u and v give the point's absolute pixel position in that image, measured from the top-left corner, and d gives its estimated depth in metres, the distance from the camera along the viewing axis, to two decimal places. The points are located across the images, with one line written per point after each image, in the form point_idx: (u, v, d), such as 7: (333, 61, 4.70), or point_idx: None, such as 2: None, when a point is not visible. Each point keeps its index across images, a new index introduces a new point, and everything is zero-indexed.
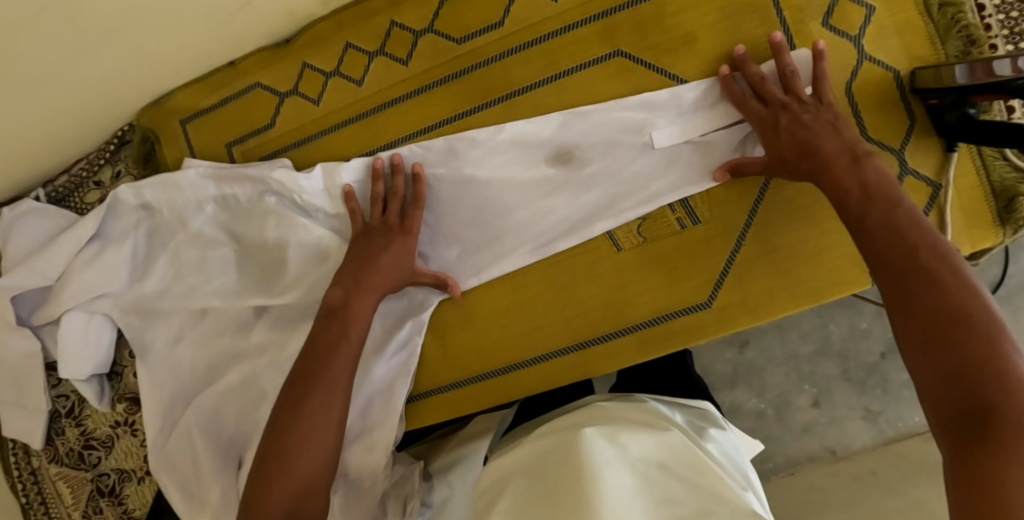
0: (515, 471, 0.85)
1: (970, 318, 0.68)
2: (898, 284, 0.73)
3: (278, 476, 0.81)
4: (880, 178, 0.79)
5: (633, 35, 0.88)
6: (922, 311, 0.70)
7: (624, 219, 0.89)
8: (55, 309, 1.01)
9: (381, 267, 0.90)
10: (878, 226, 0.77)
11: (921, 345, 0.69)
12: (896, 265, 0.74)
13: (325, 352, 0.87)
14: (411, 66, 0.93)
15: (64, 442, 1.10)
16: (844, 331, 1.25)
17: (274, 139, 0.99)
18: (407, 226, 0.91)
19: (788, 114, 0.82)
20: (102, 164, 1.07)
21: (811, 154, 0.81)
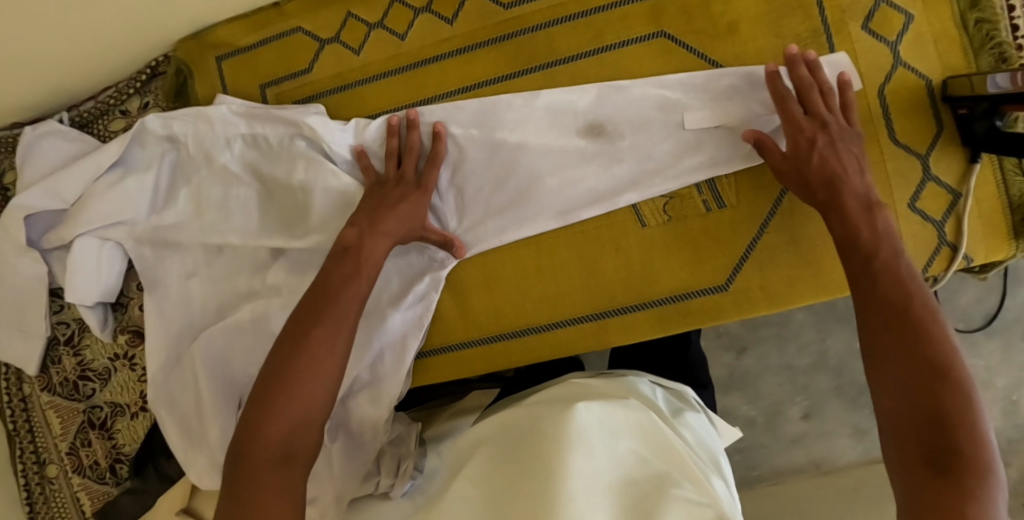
0: (481, 440, 0.83)
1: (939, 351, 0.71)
2: (876, 308, 0.76)
3: (277, 409, 0.77)
4: (877, 211, 0.81)
5: (679, 18, 0.90)
6: (897, 334, 0.73)
7: (651, 195, 0.90)
8: (66, 232, 1.00)
9: (400, 216, 0.89)
10: (878, 267, 0.78)
11: (894, 369, 0.72)
12: (881, 290, 0.76)
13: (333, 290, 0.84)
14: (455, 26, 0.94)
15: (59, 371, 1.09)
16: (841, 347, 1.26)
17: (312, 84, 0.99)
18: (424, 182, 0.91)
19: (827, 139, 0.83)
20: (131, 94, 1.07)
21: (834, 182, 0.81)
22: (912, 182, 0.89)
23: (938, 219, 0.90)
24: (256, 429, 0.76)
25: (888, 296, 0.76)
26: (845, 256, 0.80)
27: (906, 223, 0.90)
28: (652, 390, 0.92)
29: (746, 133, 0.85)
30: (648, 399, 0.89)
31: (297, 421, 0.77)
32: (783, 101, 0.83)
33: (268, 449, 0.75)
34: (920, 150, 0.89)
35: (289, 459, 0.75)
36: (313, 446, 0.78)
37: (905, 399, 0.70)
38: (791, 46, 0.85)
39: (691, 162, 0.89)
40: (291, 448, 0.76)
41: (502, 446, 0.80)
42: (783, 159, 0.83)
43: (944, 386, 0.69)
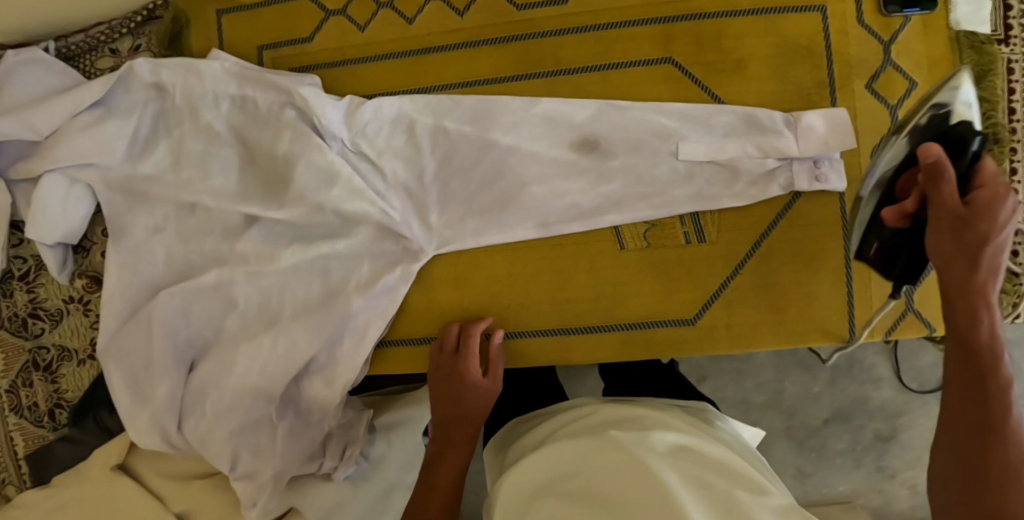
0: (535, 483, 0.75)
1: (1005, 436, 0.66)
2: (970, 390, 0.68)
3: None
4: (988, 275, 0.70)
5: (688, 47, 0.90)
6: (987, 429, 0.67)
7: (634, 220, 0.89)
8: (37, 167, 0.99)
9: (469, 417, 0.91)
10: (968, 364, 0.69)
11: (964, 474, 0.67)
12: (965, 372, 0.69)
13: (425, 496, 0.89)
14: (465, 18, 0.93)
15: (9, 306, 1.06)
16: (797, 390, 1.29)
17: (311, 54, 0.97)
18: (462, 365, 0.90)
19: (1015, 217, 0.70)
20: (123, 33, 1.04)
21: (998, 256, 0.70)
22: None
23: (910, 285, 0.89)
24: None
25: (993, 379, 0.68)
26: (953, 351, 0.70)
27: (877, 284, 0.89)
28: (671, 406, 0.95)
29: (927, 151, 0.70)
30: (687, 418, 0.90)
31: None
32: (939, 177, 0.69)
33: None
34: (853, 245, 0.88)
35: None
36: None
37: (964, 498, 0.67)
38: (936, 147, 0.70)
39: (678, 192, 0.88)
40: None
41: (567, 493, 0.71)
42: (956, 203, 0.69)
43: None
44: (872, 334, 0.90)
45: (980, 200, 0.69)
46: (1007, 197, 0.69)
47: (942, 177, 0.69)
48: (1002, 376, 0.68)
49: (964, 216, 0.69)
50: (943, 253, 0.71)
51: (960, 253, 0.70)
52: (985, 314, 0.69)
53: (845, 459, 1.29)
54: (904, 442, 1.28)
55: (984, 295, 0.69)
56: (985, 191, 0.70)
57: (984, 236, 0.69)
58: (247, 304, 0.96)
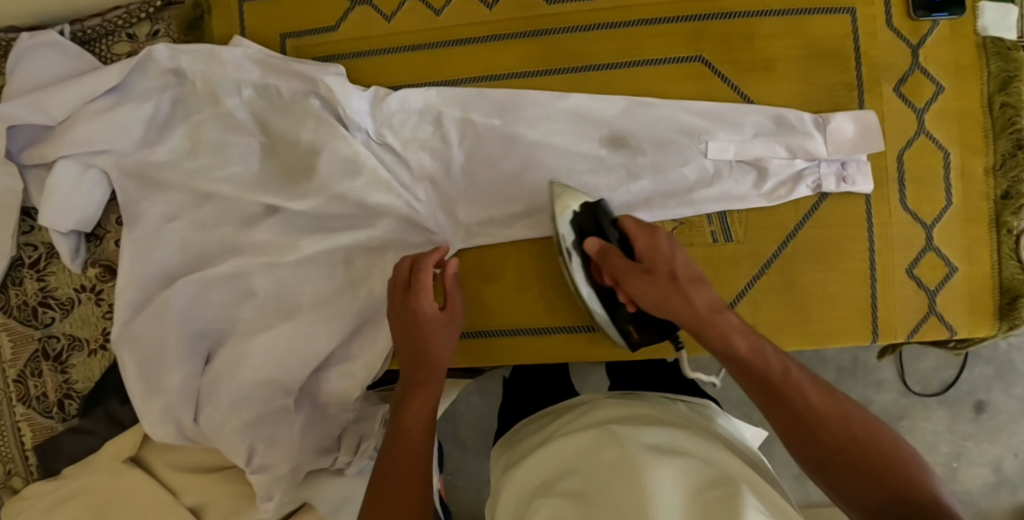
0: (530, 488, 0.77)
1: (815, 406, 0.71)
2: (766, 403, 0.72)
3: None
4: (710, 296, 0.77)
5: (719, 46, 0.90)
6: (800, 424, 0.70)
7: (663, 217, 0.89)
8: (50, 151, 0.97)
9: (433, 352, 0.83)
10: (764, 382, 0.73)
11: (829, 476, 0.68)
12: (761, 386, 0.73)
13: (399, 440, 0.78)
14: (494, 11, 0.92)
15: (18, 294, 1.04)
16: None
17: (335, 43, 0.95)
18: (413, 298, 0.83)
19: (675, 244, 0.80)
20: (141, 18, 1.02)
21: (695, 279, 0.78)
22: (913, 248, 0.89)
23: (932, 288, 0.90)
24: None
25: (766, 380, 0.72)
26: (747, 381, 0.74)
27: (900, 286, 0.89)
28: (673, 402, 0.94)
29: (588, 243, 0.83)
30: (680, 411, 0.89)
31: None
32: (607, 253, 0.81)
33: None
34: (621, 341, 0.89)
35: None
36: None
37: (840, 476, 0.68)
38: (591, 239, 0.83)
39: (707, 191, 0.88)
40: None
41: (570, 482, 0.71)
42: (630, 264, 0.80)
43: (874, 447, 0.68)
44: (896, 336, 0.90)
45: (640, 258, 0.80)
46: (660, 237, 0.80)
47: (608, 255, 0.81)
48: (780, 367, 0.73)
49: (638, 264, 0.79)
50: (651, 304, 0.79)
51: (674, 298, 0.77)
52: (727, 333, 0.75)
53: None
54: None
55: (717, 320, 0.76)
56: (641, 237, 0.80)
57: (670, 270, 0.78)
58: (266, 295, 0.94)
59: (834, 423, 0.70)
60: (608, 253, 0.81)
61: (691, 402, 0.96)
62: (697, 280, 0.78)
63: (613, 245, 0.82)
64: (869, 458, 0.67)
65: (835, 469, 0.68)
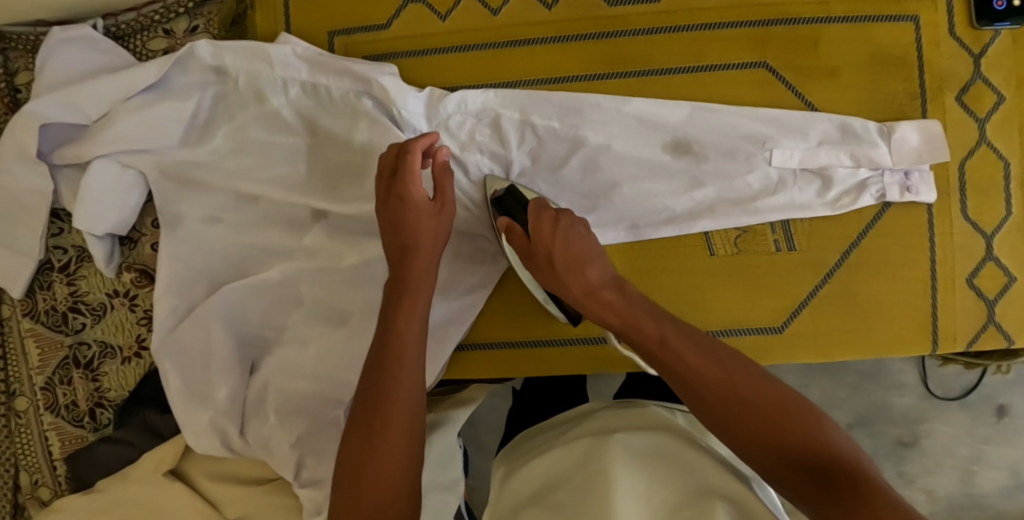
0: (521, 498, 0.80)
1: (707, 355, 0.72)
2: (660, 366, 0.73)
3: (359, 506, 0.68)
4: (596, 264, 0.79)
5: (784, 52, 0.88)
6: (691, 387, 0.70)
7: (726, 225, 0.88)
8: (84, 152, 0.93)
9: (420, 239, 0.81)
10: (669, 344, 0.73)
11: (734, 423, 0.68)
12: (653, 344, 0.74)
13: (385, 372, 0.74)
14: (554, 12, 0.89)
15: (47, 298, 1.01)
16: (822, 394, 1.34)
17: (387, 41, 0.92)
18: (402, 184, 0.81)
19: (569, 218, 0.82)
20: (180, 14, 0.98)
21: (573, 257, 0.80)
22: (973, 258, 0.89)
23: (991, 298, 0.89)
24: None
25: (646, 348, 0.74)
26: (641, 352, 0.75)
27: (961, 297, 0.89)
28: (671, 412, 0.92)
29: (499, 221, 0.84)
30: (666, 419, 0.88)
31: (383, 513, 0.68)
32: (509, 229, 0.83)
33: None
34: (564, 316, 0.88)
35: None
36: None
37: (745, 422, 0.67)
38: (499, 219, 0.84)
39: (772, 199, 0.87)
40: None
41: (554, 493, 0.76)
42: (526, 238, 0.82)
43: (759, 397, 0.68)
44: (955, 345, 0.90)
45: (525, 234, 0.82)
46: (545, 216, 0.82)
47: (513, 233, 0.83)
48: (656, 334, 0.74)
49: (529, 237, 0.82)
50: (551, 282, 0.82)
51: (564, 270, 0.79)
52: (606, 308, 0.77)
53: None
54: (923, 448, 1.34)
55: (601, 295, 0.77)
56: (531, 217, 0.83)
57: (550, 253, 0.81)
58: (314, 301, 0.92)
59: (725, 380, 0.69)
60: (512, 228, 0.83)
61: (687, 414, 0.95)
62: (577, 257, 0.80)
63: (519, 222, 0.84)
64: (757, 409, 0.67)
65: (725, 422, 0.68)
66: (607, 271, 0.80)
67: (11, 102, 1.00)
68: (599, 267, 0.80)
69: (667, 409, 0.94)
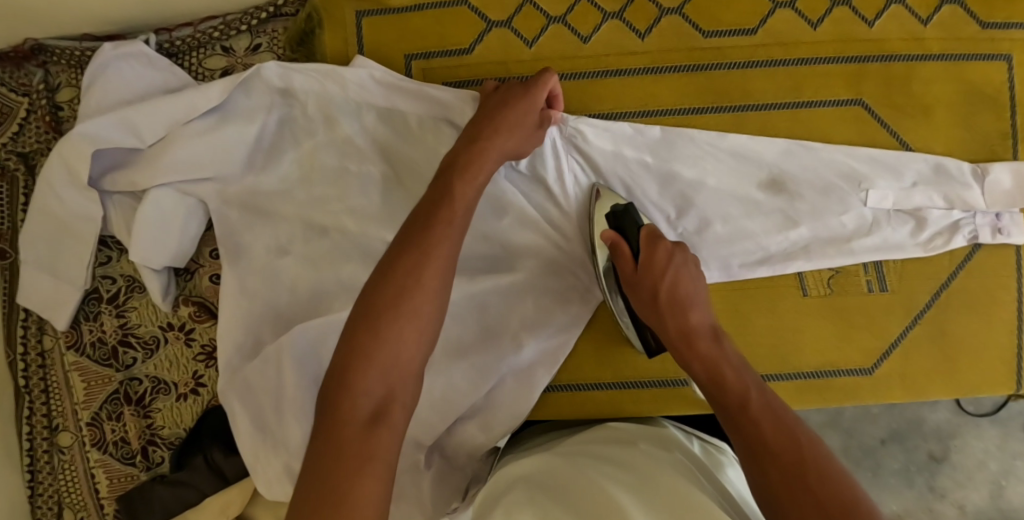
0: (512, 475, 0.79)
1: (783, 419, 0.68)
2: (728, 417, 0.70)
3: (361, 383, 0.64)
4: (694, 311, 0.77)
5: (880, 88, 0.87)
6: (755, 453, 0.67)
7: (820, 266, 0.86)
8: (142, 180, 0.87)
9: (501, 129, 0.79)
10: (753, 400, 0.70)
11: (781, 483, 0.64)
12: (729, 392, 0.71)
13: (425, 235, 0.71)
14: (647, 41, 0.87)
15: (93, 330, 0.95)
16: (856, 411, 1.20)
17: (469, 67, 0.89)
18: (523, 88, 0.82)
19: (682, 257, 0.80)
20: (241, 31, 0.93)
21: (676, 298, 0.78)
22: None
23: None
24: (341, 392, 0.64)
25: (723, 402, 0.71)
26: (713, 398, 0.72)
27: None
28: (687, 439, 0.86)
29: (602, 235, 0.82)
30: (684, 446, 0.83)
31: (389, 389, 0.65)
32: (614, 247, 0.81)
33: (355, 420, 0.63)
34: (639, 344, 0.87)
35: (381, 426, 0.63)
36: (407, 414, 0.66)
37: (793, 489, 0.63)
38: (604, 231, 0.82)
39: (866, 240, 0.86)
40: (386, 410, 0.64)
41: (546, 479, 0.75)
42: (632, 267, 0.80)
43: (825, 487, 0.62)
44: None
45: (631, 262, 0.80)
46: (659, 246, 0.79)
47: (618, 251, 0.80)
48: (739, 400, 0.70)
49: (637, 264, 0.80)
50: (647, 317, 0.80)
51: (658, 307, 0.78)
52: (696, 359, 0.75)
53: (898, 478, 1.20)
54: (954, 462, 1.19)
55: (693, 343, 0.75)
56: (641, 243, 0.80)
57: (654, 290, 0.78)
58: None
59: (794, 460, 0.65)
60: (616, 249, 0.81)
61: (705, 443, 0.88)
62: (681, 301, 0.77)
63: (627, 240, 0.81)
64: (816, 494, 0.62)
65: (778, 496, 0.63)
66: (709, 324, 0.77)
67: (52, 119, 0.94)
68: (701, 316, 0.78)
69: (683, 434, 0.88)
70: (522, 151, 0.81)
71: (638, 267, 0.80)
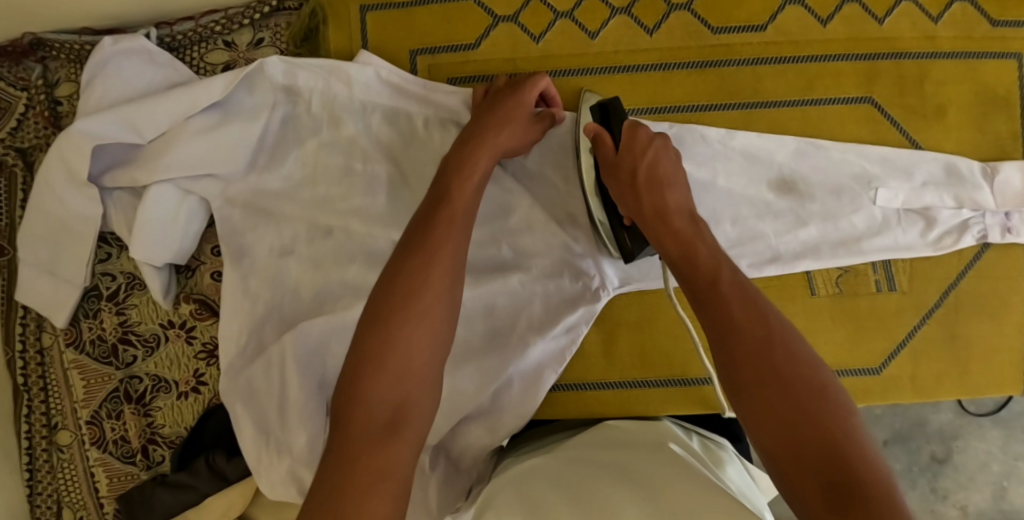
0: (512, 475, 0.79)
1: (756, 298, 0.65)
2: (697, 298, 0.67)
3: (375, 391, 0.63)
4: (670, 195, 0.74)
5: (891, 88, 0.86)
6: (721, 327, 0.64)
7: (829, 266, 0.85)
8: (143, 176, 0.85)
9: (498, 127, 0.78)
10: (725, 281, 0.66)
11: (751, 364, 0.61)
12: (700, 271, 0.68)
13: (430, 239, 0.70)
14: (655, 38, 0.86)
15: (93, 327, 0.94)
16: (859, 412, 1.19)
17: (475, 63, 0.88)
18: (514, 88, 0.81)
19: (662, 143, 0.77)
20: (243, 25, 0.92)
21: (654, 182, 0.75)
22: None
23: None
24: (354, 402, 0.63)
25: (693, 283, 0.68)
26: (684, 276, 0.69)
27: None
28: (687, 435, 0.86)
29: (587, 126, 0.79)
30: (686, 443, 0.82)
31: (404, 396, 0.64)
32: (597, 137, 0.78)
33: (370, 430, 0.62)
34: (616, 253, 0.83)
35: (397, 436, 0.62)
36: (425, 421, 0.65)
37: (762, 369, 0.61)
38: (589, 123, 0.80)
39: (877, 240, 0.85)
40: (400, 419, 0.63)
41: (542, 477, 0.75)
42: (612, 154, 0.77)
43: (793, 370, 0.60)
44: None
45: (610, 149, 0.78)
46: (640, 133, 0.77)
47: (601, 142, 0.78)
48: (709, 276, 0.67)
49: (618, 151, 0.77)
50: (622, 201, 0.77)
51: (632, 190, 0.75)
52: (668, 234, 0.72)
53: (901, 480, 1.19)
54: (956, 464, 1.19)
55: (667, 220, 0.72)
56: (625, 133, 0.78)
57: (633, 170, 0.75)
58: None
59: (763, 338, 0.62)
60: (597, 139, 0.78)
61: (705, 438, 0.88)
62: (657, 182, 0.75)
63: (610, 132, 0.79)
64: (784, 378, 0.60)
65: (745, 378, 0.61)
66: (684, 205, 0.74)
67: (51, 115, 0.93)
68: (679, 197, 0.74)
69: (683, 431, 0.87)
70: (520, 150, 0.80)
71: (618, 153, 0.77)
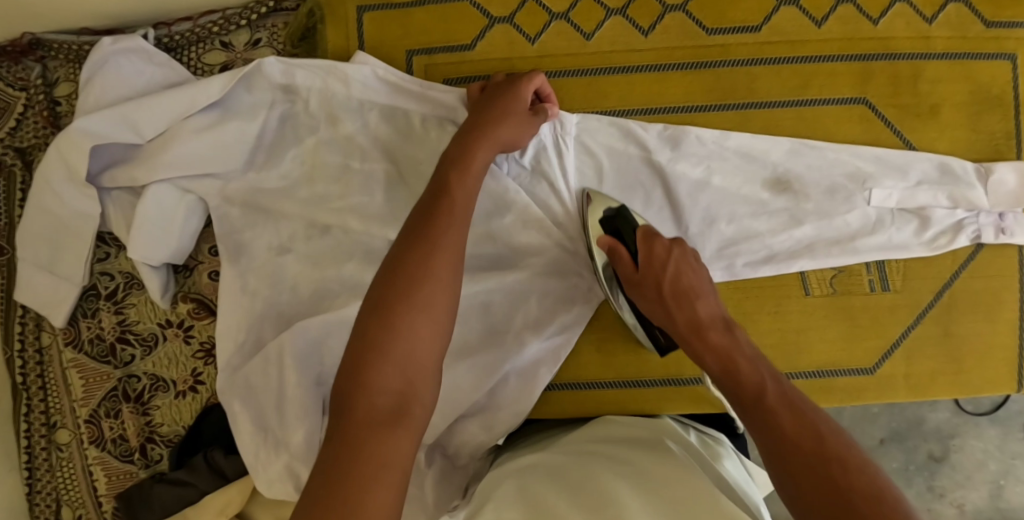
0: (512, 468, 0.79)
1: (802, 409, 0.65)
2: (746, 413, 0.67)
3: (378, 380, 0.63)
4: (705, 311, 0.75)
5: (885, 88, 0.86)
6: (773, 445, 0.63)
7: (824, 265, 0.86)
8: (142, 175, 0.86)
9: (496, 120, 0.78)
10: (769, 394, 0.67)
11: (803, 473, 0.60)
12: (744, 383, 0.68)
13: (431, 229, 0.70)
14: (651, 39, 0.86)
15: (92, 326, 0.95)
16: (855, 411, 1.20)
17: (471, 63, 0.88)
18: (511, 84, 0.82)
19: (681, 251, 0.79)
20: (240, 25, 0.93)
21: (684, 292, 0.76)
22: None
23: None
24: (357, 389, 0.63)
25: (739, 398, 0.68)
26: (730, 395, 0.69)
27: None
28: (685, 430, 0.86)
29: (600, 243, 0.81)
30: (683, 438, 0.83)
31: (407, 385, 0.64)
32: (613, 254, 0.80)
33: (373, 418, 0.61)
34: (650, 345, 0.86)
35: (400, 425, 0.62)
36: (426, 411, 0.65)
37: (814, 478, 0.59)
38: (601, 236, 0.81)
39: (871, 239, 0.85)
40: (403, 407, 0.63)
41: (542, 472, 0.75)
42: (632, 270, 0.79)
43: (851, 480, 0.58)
44: None
45: (631, 266, 0.79)
46: (658, 243, 0.79)
47: (617, 255, 0.80)
48: (754, 388, 0.67)
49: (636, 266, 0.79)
50: (654, 315, 0.78)
51: (665, 306, 0.76)
52: (707, 350, 0.72)
53: (897, 478, 1.20)
54: (953, 463, 1.19)
55: (703, 336, 0.73)
56: (640, 243, 0.80)
57: (659, 286, 0.77)
58: None
59: (814, 447, 0.61)
60: (614, 255, 0.80)
61: (703, 434, 0.88)
62: (686, 295, 0.76)
63: (624, 244, 0.81)
64: (842, 489, 0.58)
65: (800, 486, 0.59)
66: (715, 316, 0.75)
67: (50, 115, 0.94)
68: (709, 308, 0.75)
69: (681, 425, 0.88)
70: (518, 143, 0.80)
71: (639, 268, 0.79)
